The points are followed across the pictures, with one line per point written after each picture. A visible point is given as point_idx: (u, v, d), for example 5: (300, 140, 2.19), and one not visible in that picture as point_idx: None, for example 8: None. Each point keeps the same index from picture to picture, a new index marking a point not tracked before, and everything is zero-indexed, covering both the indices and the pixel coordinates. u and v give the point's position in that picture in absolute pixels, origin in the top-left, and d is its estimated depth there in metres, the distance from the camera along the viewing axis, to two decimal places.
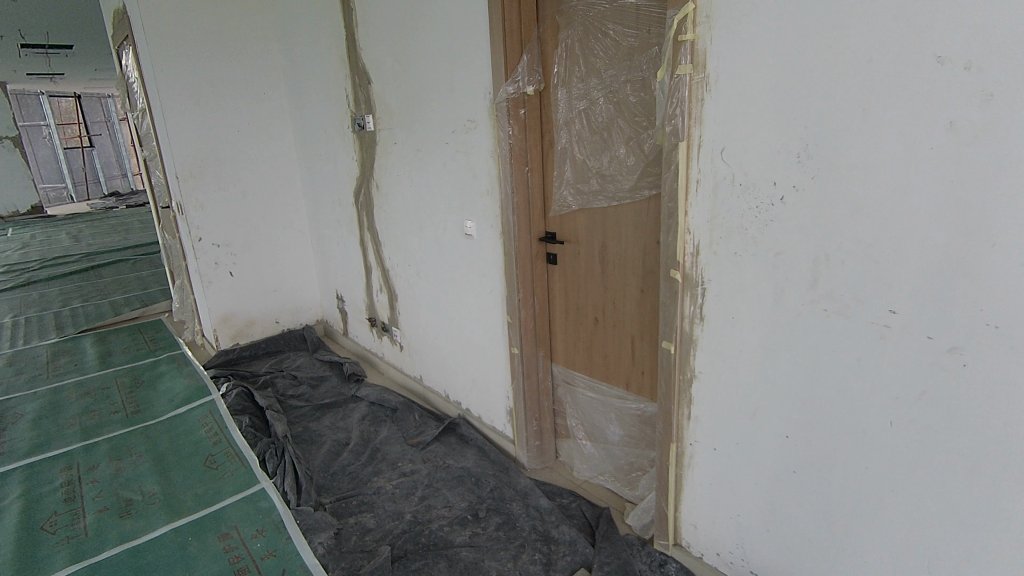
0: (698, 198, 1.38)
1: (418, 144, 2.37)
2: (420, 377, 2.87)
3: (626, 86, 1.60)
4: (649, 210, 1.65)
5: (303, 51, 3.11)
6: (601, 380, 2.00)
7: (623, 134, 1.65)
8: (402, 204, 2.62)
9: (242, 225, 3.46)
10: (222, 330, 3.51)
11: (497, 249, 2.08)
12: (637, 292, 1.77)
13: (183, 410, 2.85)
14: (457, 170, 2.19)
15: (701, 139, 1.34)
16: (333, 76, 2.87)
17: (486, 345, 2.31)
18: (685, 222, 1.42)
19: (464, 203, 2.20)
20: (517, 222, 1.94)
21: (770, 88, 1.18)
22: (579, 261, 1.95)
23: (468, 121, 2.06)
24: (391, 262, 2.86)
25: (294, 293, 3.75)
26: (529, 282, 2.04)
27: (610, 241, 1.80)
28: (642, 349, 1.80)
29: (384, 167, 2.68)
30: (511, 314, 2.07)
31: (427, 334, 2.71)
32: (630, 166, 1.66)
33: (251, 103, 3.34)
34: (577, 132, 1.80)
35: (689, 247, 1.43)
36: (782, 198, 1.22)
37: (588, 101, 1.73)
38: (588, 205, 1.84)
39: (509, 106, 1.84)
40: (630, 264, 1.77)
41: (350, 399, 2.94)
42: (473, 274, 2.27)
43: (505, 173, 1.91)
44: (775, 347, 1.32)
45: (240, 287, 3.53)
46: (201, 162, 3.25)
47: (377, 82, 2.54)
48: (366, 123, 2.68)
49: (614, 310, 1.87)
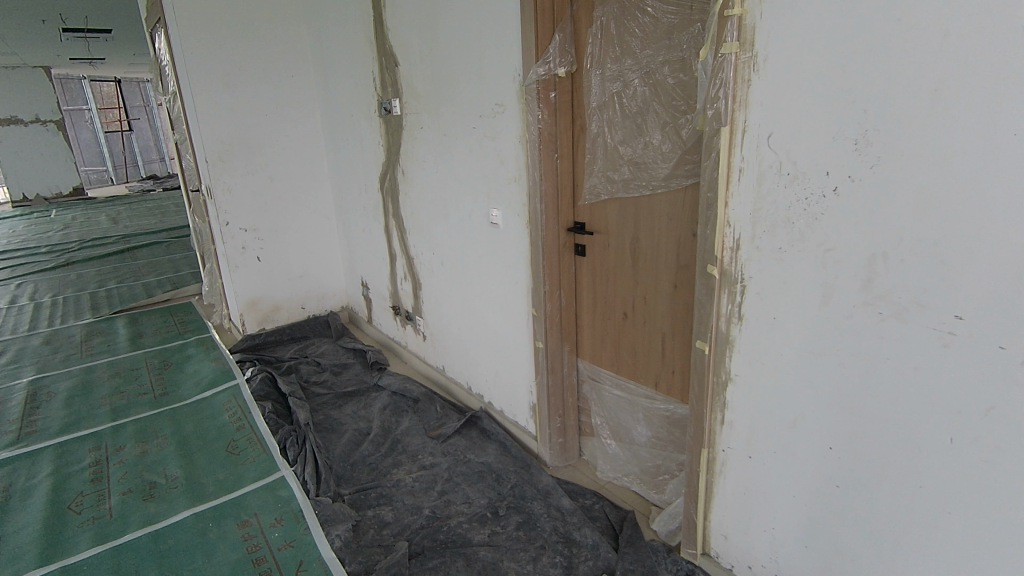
0: (739, 187, 1.27)
1: (445, 129, 2.30)
2: (442, 368, 2.83)
3: (663, 67, 1.50)
4: (685, 201, 1.54)
5: (331, 34, 3.06)
6: (628, 378, 1.91)
7: (659, 119, 1.55)
8: (428, 192, 2.56)
9: (269, 210, 3.45)
10: (248, 314, 3.52)
11: (524, 239, 2.00)
12: (670, 288, 1.67)
13: (208, 394, 2.87)
14: (484, 157, 2.11)
15: (747, 124, 1.23)
16: (361, 59, 2.82)
17: (510, 337, 2.24)
18: (725, 213, 1.31)
19: (491, 190, 2.12)
20: (545, 211, 1.86)
21: (828, 67, 1.07)
22: (608, 253, 1.86)
23: (496, 105, 1.98)
24: (416, 250, 2.80)
25: (319, 280, 3.75)
26: (556, 275, 1.96)
27: (642, 232, 1.70)
28: (674, 348, 1.71)
29: (409, 153, 2.62)
30: (536, 307, 1.99)
31: (451, 325, 2.66)
32: (666, 153, 1.55)
33: (279, 87, 3.31)
34: (610, 117, 1.70)
35: (728, 241, 1.33)
36: (835, 189, 1.11)
37: (622, 83, 1.63)
38: (619, 195, 1.74)
39: (539, 89, 1.75)
40: (662, 258, 1.67)
41: (372, 387, 2.91)
42: (498, 264, 2.20)
43: (533, 160, 1.83)
44: (820, 352, 1.21)
45: (266, 272, 3.53)
46: (229, 146, 3.24)
47: (404, 65, 2.47)
48: (393, 107, 2.62)
49: (644, 305, 1.78)
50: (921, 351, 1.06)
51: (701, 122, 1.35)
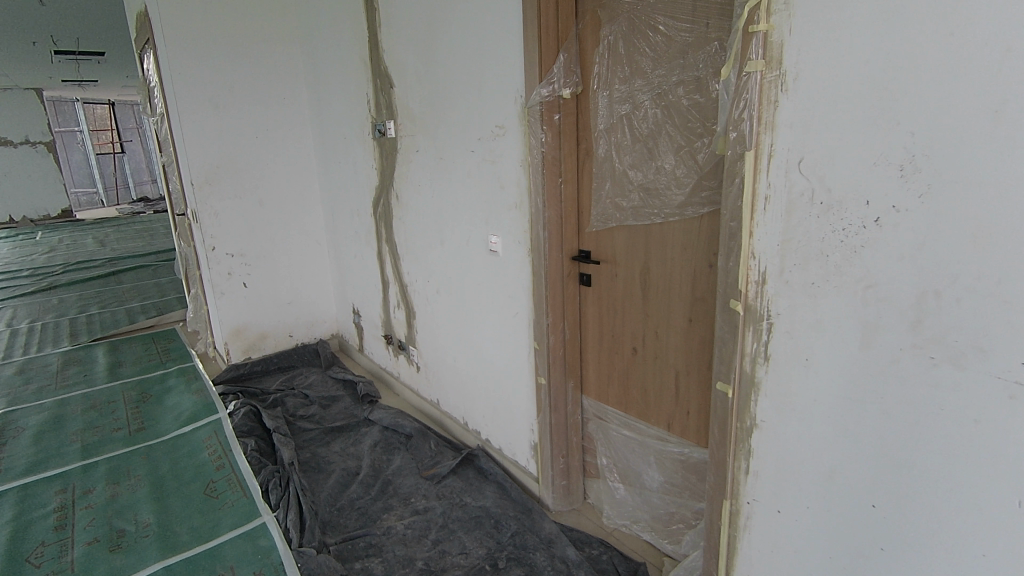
0: (765, 216, 1.17)
1: (441, 152, 2.20)
2: (437, 401, 2.68)
3: (677, 88, 1.41)
4: (702, 229, 1.44)
5: (325, 55, 2.99)
6: (638, 418, 1.78)
7: (672, 143, 1.45)
8: (423, 216, 2.45)
9: (257, 235, 3.33)
10: (233, 343, 3.37)
11: (525, 268, 1.89)
12: (684, 322, 1.55)
13: (187, 430, 2.71)
14: (483, 181, 2.01)
15: (773, 147, 1.13)
16: (355, 81, 2.73)
17: (510, 371, 2.11)
18: (749, 244, 1.20)
19: (490, 216, 2.01)
20: (548, 239, 1.75)
21: (867, 85, 0.97)
22: (615, 284, 1.74)
23: (496, 128, 1.88)
24: (410, 277, 2.68)
25: (309, 306, 3.61)
26: (559, 306, 1.84)
27: (653, 262, 1.60)
28: (689, 388, 1.58)
29: (403, 176, 2.52)
30: (538, 340, 1.87)
31: (446, 356, 2.52)
32: (680, 178, 1.45)
33: (270, 109, 3.22)
34: (618, 141, 1.60)
35: (753, 274, 1.21)
36: (876, 220, 1.01)
37: (632, 105, 1.54)
38: (628, 222, 1.63)
39: (542, 111, 1.65)
40: (675, 290, 1.56)
41: (362, 422, 2.76)
42: (497, 294, 2.08)
43: (536, 185, 1.73)
44: (861, 398, 1.09)
45: (254, 298, 3.39)
46: (217, 168, 3.13)
47: (399, 86, 2.38)
48: (388, 129, 2.52)
49: (656, 340, 1.66)
50: (981, 401, 0.94)
51: (722, 146, 1.25)
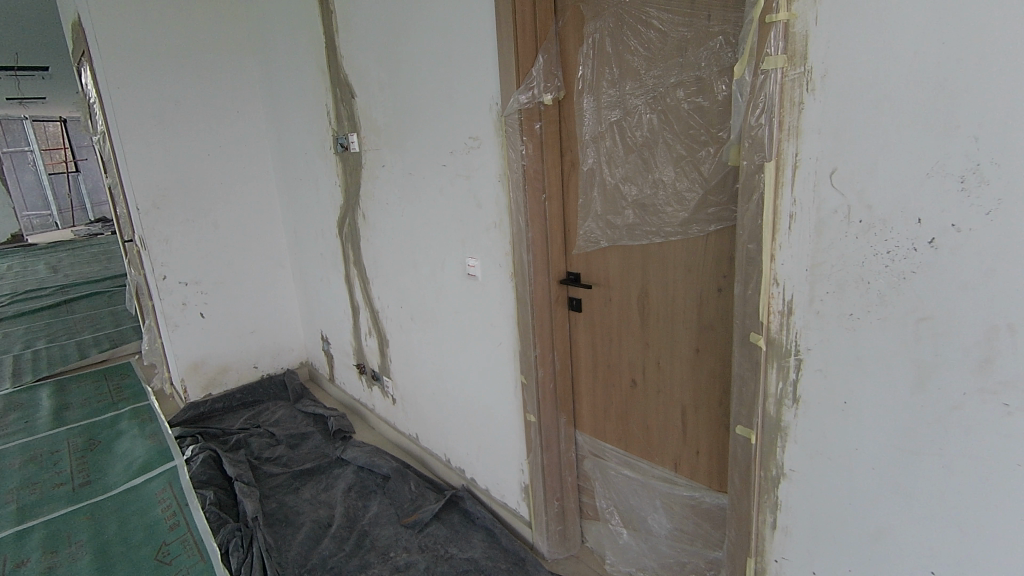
0: (789, 236, 1.00)
1: (410, 167, 2.00)
2: (416, 436, 2.47)
3: (676, 91, 1.24)
4: (708, 248, 1.27)
5: (280, 65, 2.76)
6: (641, 457, 1.60)
7: (671, 153, 1.28)
8: (392, 237, 2.25)
9: (213, 261, 3.07)
10: (191, 379, 3.10)
11: (509, 294, 1.70)
12: (690, 352, 1.38)
13: (139, 483, 2.44)
14: (457, 198, 1.81)
15: (797, 156, 0.96)
16: (313, 91, 2.52)
17: (495, 406, 1.92)
18: (771, 268, 1.03)
19: (467, 236, 1.82)
20: (533, 262, 1.57)
21: (916, 82, 0.82)
22: (609, 310, 1.57)
23: (470, 140, 1.69)
24: (381, 303, 2.46)
25: (274, 334, 3.35)
26: (547, 335, 1.66)
27: (653, 286, 1.42)
28: (698, 425, 1.41)
29: (369, 193, 2.31)
30: (526, 374, 1.68)
31: (424, 388, 2.31)
32: (681, 192, 1.28)
33: (223, 124, 2.98)
34: (608, 151, 1.43)
35: (776, 303, 1.04)
36: (930, 242, 0.85)
37: (622, 110, 1.37)
38: (622, 242, 1.46)
39: (521, 119, 1.47)
40: (679, 317, 1.39)
41: (335, 462, 2.53)
42: (478, 322, 1.88)
43: (518, 202, 1.54)
44: (915, 449, 0.93)
45: (213, 329, 3.13)
46: (166, 191, 2.87)
47: (361, 95, 2.18)
48: (351, 143, 2.32)
49: (658, 372, 1.48)
50: None
51: (735, 155, 1.08)
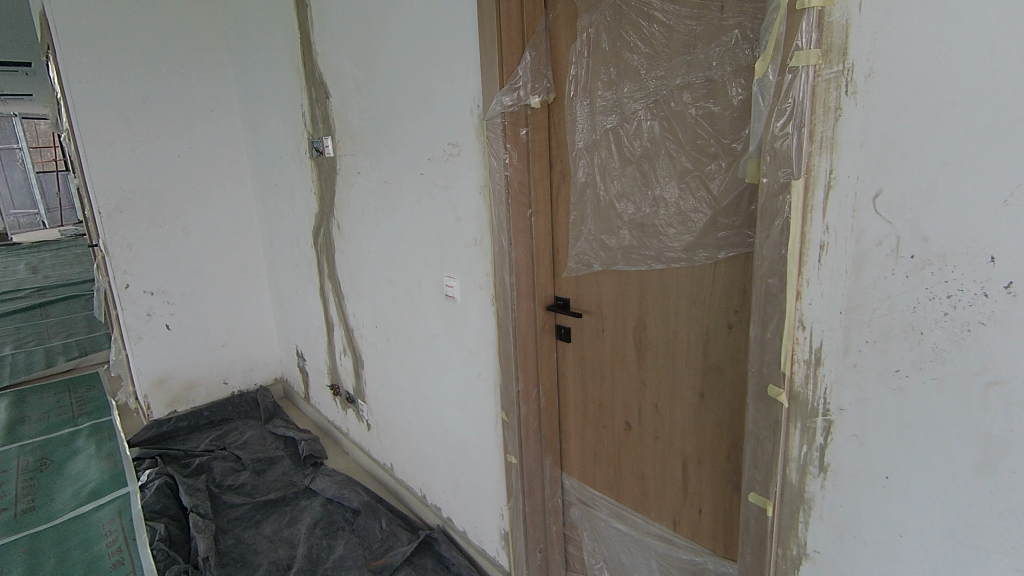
0: (819, 271, 0.82)
1: (386, 175, 1.82)
2: (391, 466, 2.27)
3: (681, 94, 1.07)
4: (717, 279, 1.09)
5: (256, 62, 2.59)
6: (635, 508, 1.42)
7: (675, 166, 1.10)
8: (367, 250, 2.06)
9: (181, 269, 2.88)
10: (155, 395, 2.90)
11: (489, 321, 1.52)
12: (694, 397, 1.20)
13: (86, 511, 2.23)
14: (435, 211, 1.63)
15: (831, 174, 0.78)
16: (289, 91, 2.34)
17: (473, 441, 1.72)
18: (796, 309, 0.85)
19: (445, 254, 1.64)
20: (516, 286, 1.39)
21: (992, 82, 0.64)
22: (601, 342, 1.38)
23: (449, 146, 1.51)
24: (356, 321, 2.27)
25: (247, 348, 3.15)
26: (531, 367, 1.48)
27: (651, 318, 1.24)
28: (701, 480, 1.23)
29: (344, 202, 2.13)
30: (507, 410, 1.50)
31: (399, 415, 2.12)
32: (685, 211, 1.10)
33: (195, 124, 2.80)
34: (602, 162, 1.25)
35: (801, 351, 0.86)
36: (1006, 287, 0.66)
37: (619, 116, 1.19)
38: (616, 266, 1.28)
39: (505, 124, 1.29)
40: (681, 356, 1.20)
41: (302, 492, 2.33)
42: (456, 348, 1.70)
43: (499, 218, 1.36)
44: (977, 543, 0.74)
45: (180, 342, 2.93)
46: (131, 194, 2.68)
47: (337, 96, 2.00)
48: (326, 147, 2.14)
49: (656, 415, 1.30)
50: None
51: (754, 169, 0.89)
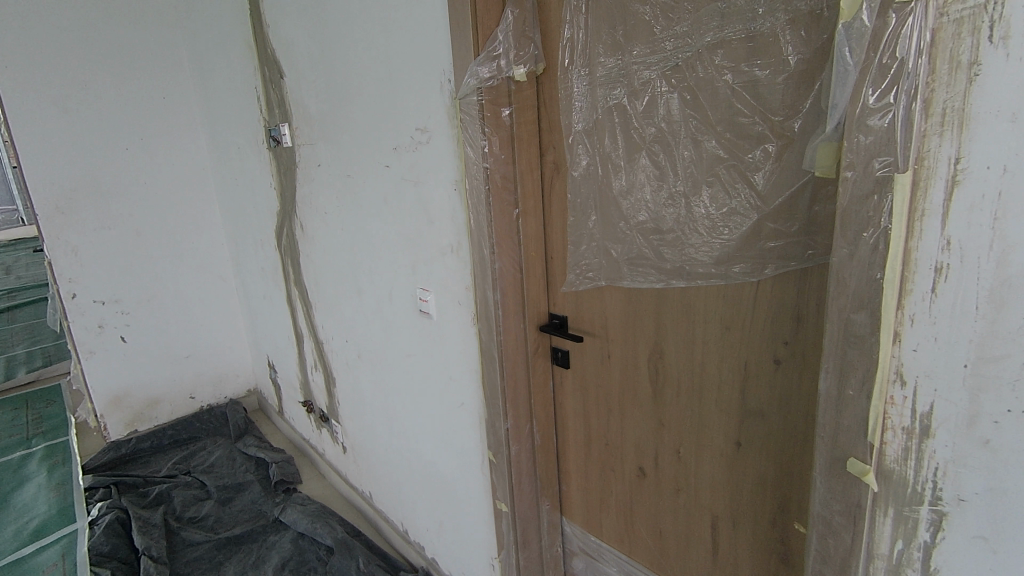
0: (929, 304, 0.56)
1: (348, 169, 1.55)
2: (370, 495, 2.04)
3: (713, 56, 0.80)
4: (759, 302, 0.83)
5: (208, 40, 2.29)
6: (651, 569, 1.18)
7: (702, 154, 0.84)
8: (332, 255, 1.80)
9: (136, 275, 2.60)
10: (112, 414, 2.64)
11: (471, 343, 1.26)
12: (726, 445, 0.95)
13: (26, 555, 1.97)
14: (404, 211, 1.36)
15: (957, 164, 0.52)
16: (243, 72, 2.06)
17: (457, 479, 1.48)
18: (892, 357, 0.59)
19: (417, 262, 1.37)
20: (502, 304, 1.13)
21: None
22: (607, 371, 1.13)
23: (417, 132, 1.24)
24: (325, 334, 2.02)
25: (215, 359, 2.90)
26: (522, 400, 1.22)
27: (671, 346, 0.99)
28: (735, 546, 0.99)
29: (306, 199, 1.86)
30: (495, 450, 1.25)
31: (375, 441, 1.88)
32: (718, 214, 0.84)
33: (144, 112, 2.50)
34: (606, 149, 0.98)
35: (898, 415, 0.61)
36: None
37: (628, 88, 0.92)
38: (625, 280, 1.02)
39: (482, 103, 1.02)
40: (709, 395, 0.95)
41: (271, 525, 2.08)
42: (434, 372, 1.44)
43: (478, 221, 1.09)
44: None
45: (138, 356, 2.66)
46: (74, 192, 2.38)
47: (292, 76, 1.72)
48: (283, 136, 1.86)
49: (676, 463, 1.05)
50: None
51: (832, 159, 0.63)
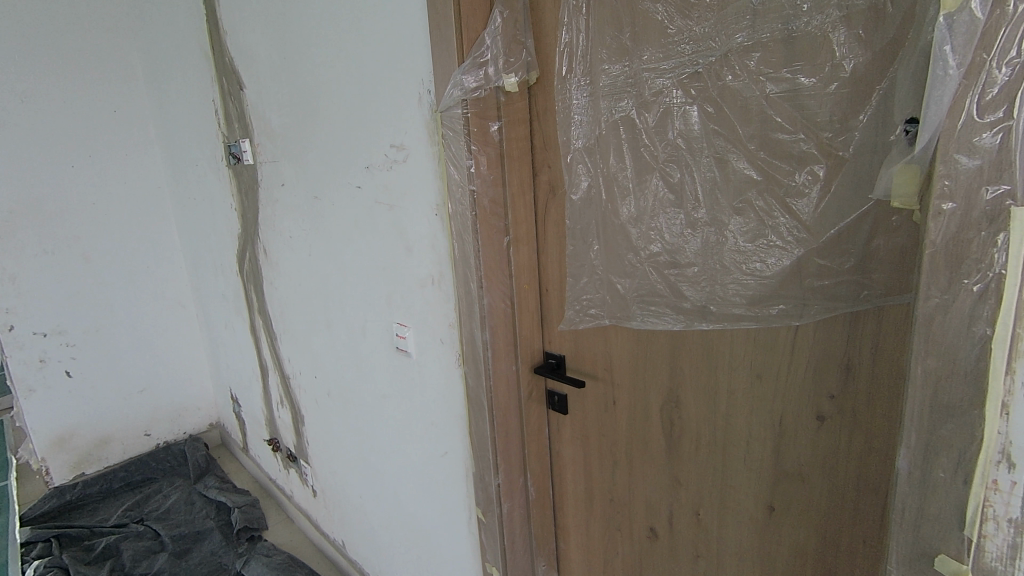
0: None
1: (315, 190, 1.40)
2: (343, 544, 1.86)
3: (744, 62, 0.68)
4: (799, 347, 0.71)
5: (162, 50, 2.12)
6: None
7: (730, 176, 0.72)
8: (297, 283, 1.64)
9: (84, 303, 2.38)
10: (56, 457, 2.40)
11: (455, 387, 1.11)
12: (757, 509, 0.82)
13: None
14: (377, 238, 1.22)
15: None
16: (200, 84, 1.89)
17: (441, 535, 1.32)
18: (999, 432, 0.46)
19: (393, 294, 1.23)
20: (492, 345, 0.99)
21: None
22: (611, 419, 0.99)
23: (391, 150, 1.10)
24: (291, 368, 1.84)
25: (173, 392, 2.68)
26: (515, 451, 1.08)
27: (689, 394, 0.86)
28: None
29: (269, 221, 1.70)
30: (485, 508, 1.10)
31: (347, 486, 1.71)
32: (751, 245, 0.71)
33: (93, 128, 2.30)
34: (611, 169, 0.85)
35: (1004, 505, 0.47)
36: None
37: (638, 99, 0.80)
38: (634, 318, 0.89)
39: (467, 117, 0.89)
40: (736, 452, 0.82)
41: None
42: (414, 416, 1.29)
43: (464, 251, 0.95)
44: None
45: (86, 391, 2.43)
46: (12, 214, 2.17)
47: (252, 88, 1.57)
48: (244, 153, 1.70)
49: (695, 527, 0.92)
50: None
51: (916, 186, 0.49)
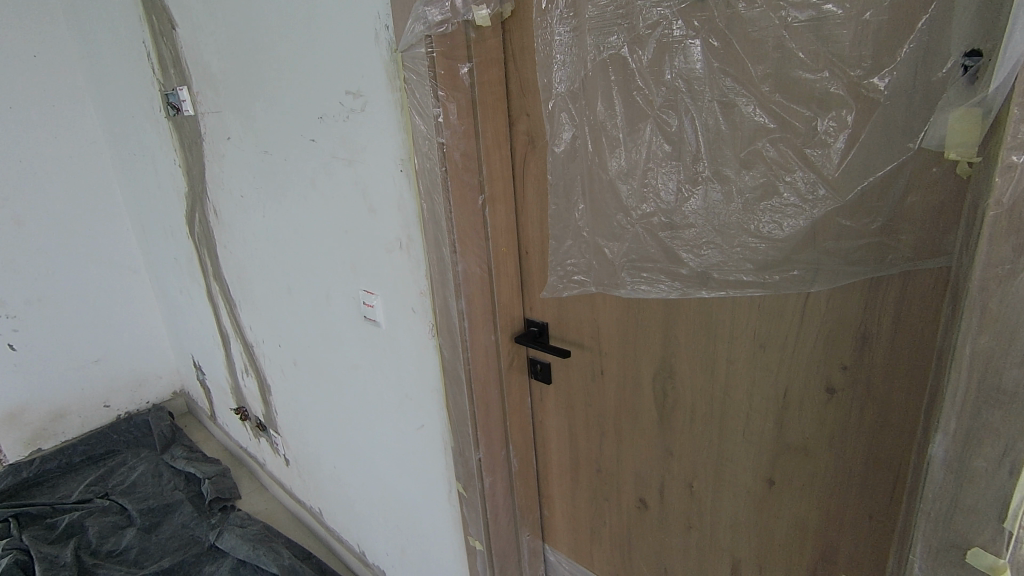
0: None
1: (263, 144, 1.26)
2: (319, 512, 1.81)
3: None
4: (809, 316, 0.65)
5: None
6: None
7: (739, 124, 0.63)
8: (253, 247, 1.51)
9: (22, 271, 2.18)
10: (7, 434, 2.26)
11: (430, 358, 1.03)
12: (755, 482, 0.78)
13: None
14: (335, 198, 1.10)
15: None
16: (129, 23, 1.67)
17: (420, 506, 1.28)
18: None
19: (358, 260, 1.12)
20: (469, 315, 0.90)
21: None
22: (599, 389, 0.93)
23: (347, 97, 0.97)
24: (253, 336, 1.74)
25: (131, 361, 2.55)
26: (496, 425, 1.01)
27: (684, 365, 0.80)
28: None
29: (216, 179, 1.54)
30: (466, 483, 1.04)
31: (320, 456, 1.65)
32: (761, 204, 0.63)
33: (12, 75, 2.05)
34: (599, 118, 0.75)
35: None
36: None
37: (632, 34, 0.69)
38: (625, 284, 0.81)
39: (434, 56, 0.77)
40: (734, 424, 0.77)
41: (206, 553, 1.83)
42: (386, 388, 1.21)
43: (435, 212, 0.85)
44: None
45: (34, 365, 2.27)
46: None
47: (186, 27, 1.38)
48: (183, 103, 1.52)
49: (688, 498, 0.88)
50: None
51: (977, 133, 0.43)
